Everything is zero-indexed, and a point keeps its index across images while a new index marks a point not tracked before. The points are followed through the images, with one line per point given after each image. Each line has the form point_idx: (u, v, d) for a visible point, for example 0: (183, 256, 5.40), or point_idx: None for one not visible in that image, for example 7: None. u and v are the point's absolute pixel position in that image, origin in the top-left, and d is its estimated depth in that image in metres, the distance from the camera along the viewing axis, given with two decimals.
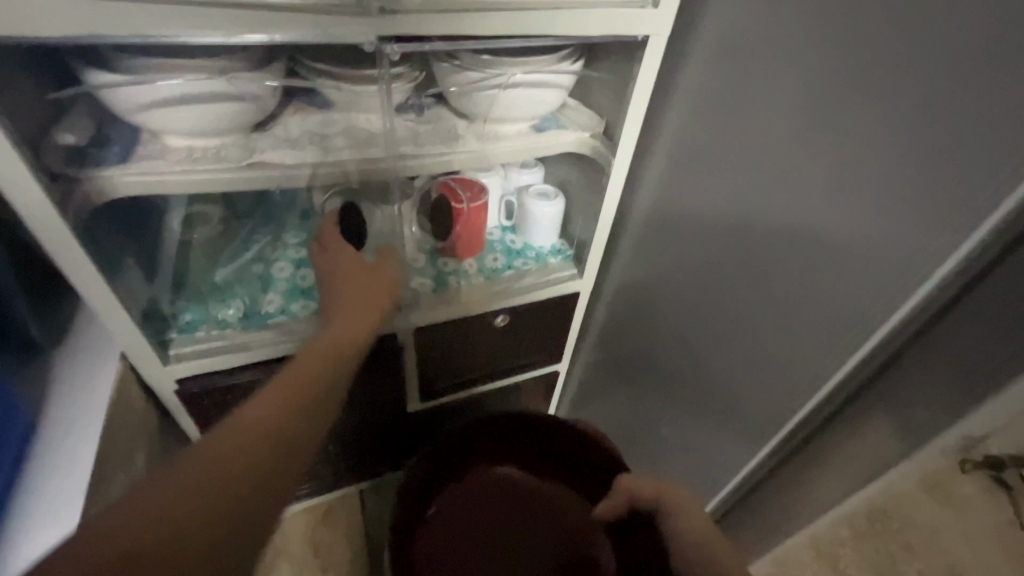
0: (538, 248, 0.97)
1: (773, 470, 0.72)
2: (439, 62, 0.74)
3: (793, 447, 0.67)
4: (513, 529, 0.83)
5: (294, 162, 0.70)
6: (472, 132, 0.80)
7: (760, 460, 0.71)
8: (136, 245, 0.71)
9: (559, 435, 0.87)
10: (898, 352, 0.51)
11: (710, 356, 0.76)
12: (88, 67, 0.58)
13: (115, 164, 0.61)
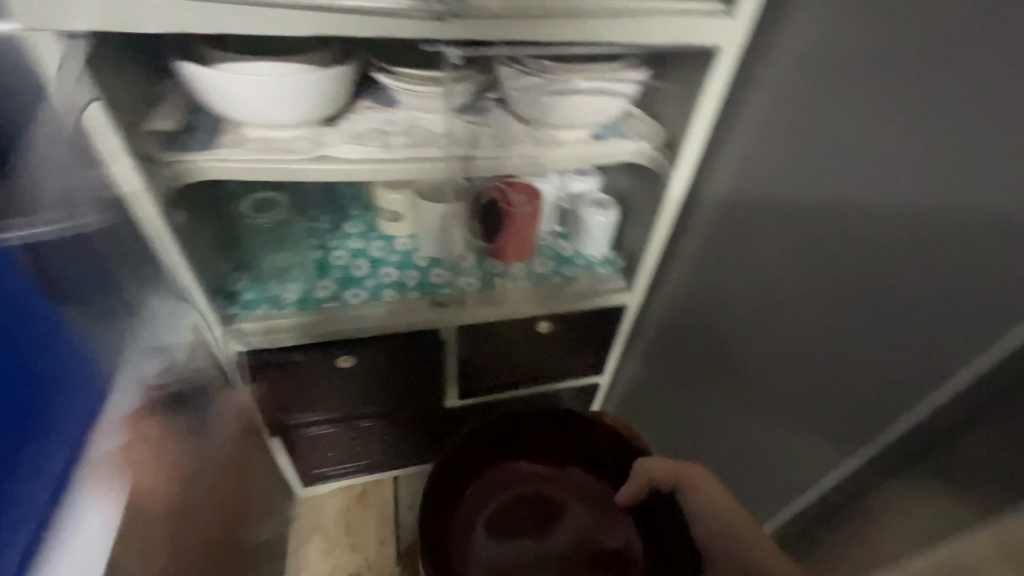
0: (588, 257, 0.96)
1: (820, 517, 0.66)
2: (502, 64, 0.73)
3: (845, 494, 0.61)
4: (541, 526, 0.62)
5: (358, 156, 0.73)
6: (531, 137, 0.80)
7: (807, 502, 0.66)
8: (212, 225, 0.79)
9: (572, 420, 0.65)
10: (974, 405, 0.46)
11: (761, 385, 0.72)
12: (179, 58, 0.63)
13: (199, 149, 0.66)
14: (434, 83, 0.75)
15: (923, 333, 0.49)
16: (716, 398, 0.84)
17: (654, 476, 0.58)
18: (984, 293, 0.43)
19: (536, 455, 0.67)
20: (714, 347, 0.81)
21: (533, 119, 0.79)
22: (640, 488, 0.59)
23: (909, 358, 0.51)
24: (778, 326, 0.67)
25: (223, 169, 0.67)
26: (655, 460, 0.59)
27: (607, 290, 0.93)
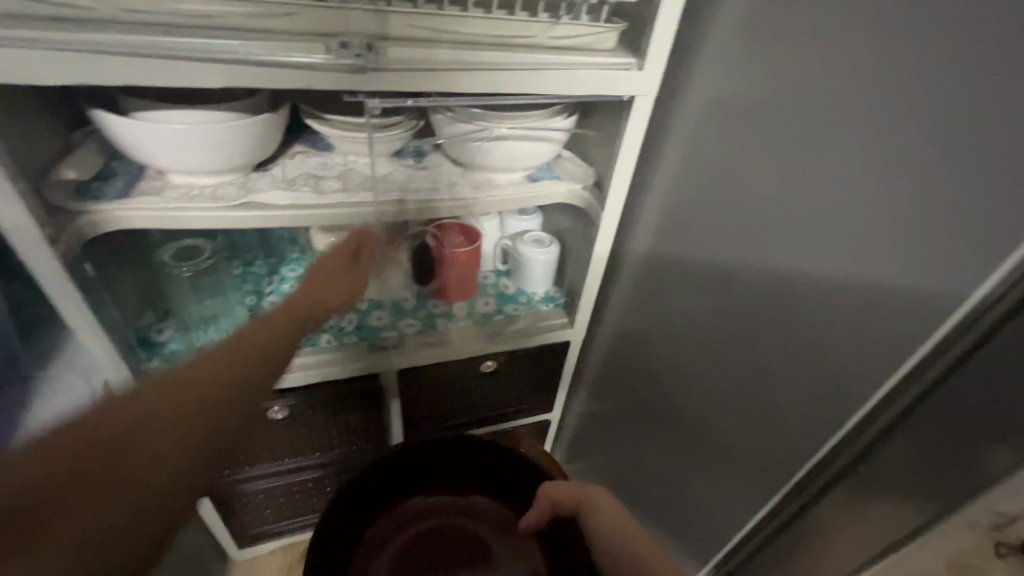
0: (529, 295, 0.97)
1: (763, 542, 0.67)
2: (435, 112, 0.76)
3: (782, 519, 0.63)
4: (441, 552, 0.65)
5: (287, 204, 0.72)
6: (467, 180, 0.82)
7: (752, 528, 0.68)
8: (130, 274, 0.75)
9: (473, 448, 0.66)
10: (886, 429, 0.48)
11: (697, 415, 0.73)
12: (94, 108, 0.62)
13: (114, 200, 0.64)
14: (367, 129, 0.76)
15: (832, 363, 0.51)
16: (658, 429, 0.84)
17: (556, 500, 0.59)
18: (876, 325, 0.46)
19: (443, 488, 0.69)
20: (654, 381, 0.82)
21: (466, 163, 0.81)
22: (542, 512, 0.60)
23: (823, 386, 0.53)
24: (707, 358, 0.69)
25: (138, 220, 0.65)
26: (558, 483, 0.59)
27: (550, 327, 0.94)
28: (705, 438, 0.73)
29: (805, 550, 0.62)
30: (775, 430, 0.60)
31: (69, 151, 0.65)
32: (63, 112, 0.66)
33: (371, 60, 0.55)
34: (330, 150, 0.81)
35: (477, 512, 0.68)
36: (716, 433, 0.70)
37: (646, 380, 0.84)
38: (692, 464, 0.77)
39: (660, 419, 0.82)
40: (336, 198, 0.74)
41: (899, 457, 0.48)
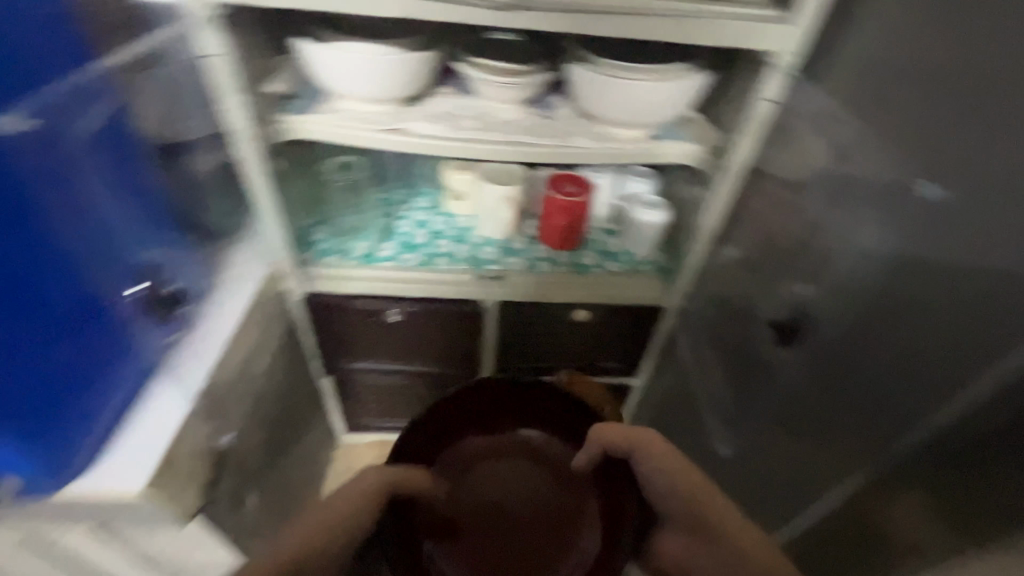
0: (632, 256, 0.98)
1: (817, 538, 0.62)
2: (571, 62, 0.80)
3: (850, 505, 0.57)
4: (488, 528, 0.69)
5: (429, 134, 0.82)
6: (591, 131, 0.85)
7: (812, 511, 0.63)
8: (302, 182, 0.92)
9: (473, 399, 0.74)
10: (1015, 420, 0.39)
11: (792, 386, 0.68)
12: (298, 36, 0.76)
13: (300, 113, 0.78)
14: (506, 74, 0.83)
15: (963, 334, 0.44)
16: (743, 405, 0.80)
17: (606, 440, 0.63)
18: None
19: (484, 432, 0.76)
20: (745, 360, 0.81)
21: (592, 115, 0.84)
22: (594, 452, 0.64)
23: (943, 362, 0.46)
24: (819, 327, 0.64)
25: (315, 131, 0.79)
26: (607, 425, 0.64)
27: (645, 291, 0.96)
28: (793, 414, 0.68)
29: (857, 545, 0.56)
30: (870, 410, 0.54)
31: (275, 71, 0.80)
32: (276, 39, 0.81)
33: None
34: (470, 94, 0.89)
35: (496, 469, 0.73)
36: (810, 409, 0.64)
37: (745, 351, 0.80)
38: (773, 440, 0.72)
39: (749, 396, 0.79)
40: (470, 135, 0.83)
41: (998, 461, 0.40)
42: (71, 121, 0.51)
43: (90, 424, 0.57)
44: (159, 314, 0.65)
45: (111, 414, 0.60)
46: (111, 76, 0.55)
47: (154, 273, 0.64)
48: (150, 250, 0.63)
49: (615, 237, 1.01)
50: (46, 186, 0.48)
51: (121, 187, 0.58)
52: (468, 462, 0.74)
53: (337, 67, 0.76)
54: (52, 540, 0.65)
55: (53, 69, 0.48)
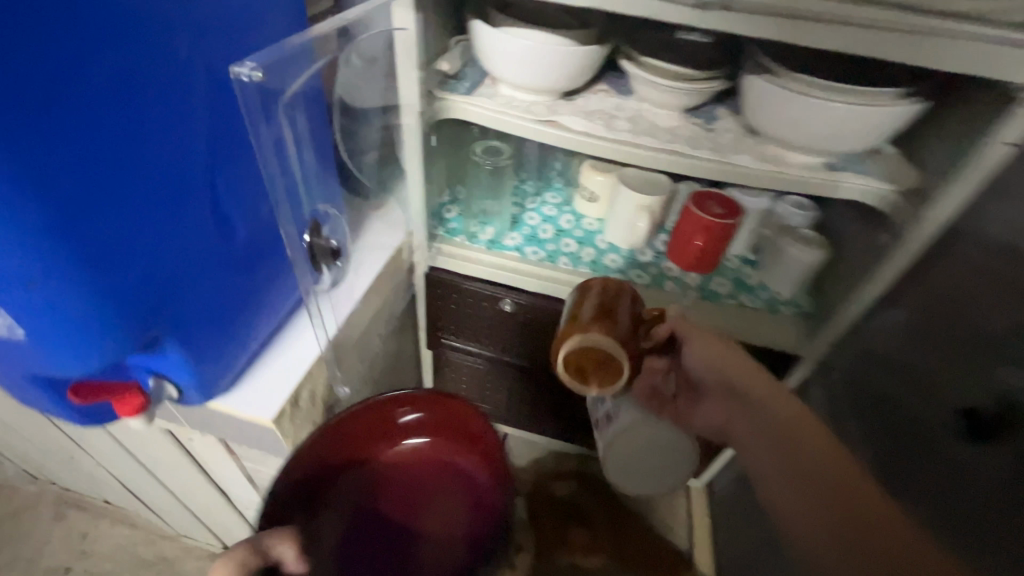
0: (772, 294, 0.89)
1: None
2: (756, 74, 0.72)
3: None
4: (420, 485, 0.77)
5: (580, 131, 0.80)
6: (756, 151, 0.77)
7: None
8: (447, 161, 0.95)
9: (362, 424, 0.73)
10: None
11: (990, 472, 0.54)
12: (473, 18, 0.77)
13: (461, 94, 0.79)
14: (673, 79, 0.78)
15: None
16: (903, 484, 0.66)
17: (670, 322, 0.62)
18: None
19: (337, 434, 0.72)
20: (910, 439, 0.67)
21: (765, 132, 0.76)
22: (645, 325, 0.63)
23: None
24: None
25: (472, 113, 0.80)
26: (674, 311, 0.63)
27: (781, 331, 0.85)
28: (986, 504, 0.53)
29: None
30: None
31: (445, 51, 0.83)
32: (453, 20, 0.83)
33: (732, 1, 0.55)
34: (629, 95, 0.86)
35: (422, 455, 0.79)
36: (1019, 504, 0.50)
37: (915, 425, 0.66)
38: (945, 523, 0.58)
39: (908, 481, 0.65)
40: (622, 137, 0.79)
41: None
42: (291, 78, 0.56)
43: (244, 346, 0.63)
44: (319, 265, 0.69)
45: (258, 341, 0.66)
46: (320, 45, 0.60)
47: (320, 226, 0.68)
48: (317, 206, 0.68)
49: (755, 268, 0.92)
50: (262, 134, 0.53)
51: (305, 142, 0.63)
52: (369, 485, 0.76)
53: (506, 52, 0.76)
54: (190, 435, 0.74)
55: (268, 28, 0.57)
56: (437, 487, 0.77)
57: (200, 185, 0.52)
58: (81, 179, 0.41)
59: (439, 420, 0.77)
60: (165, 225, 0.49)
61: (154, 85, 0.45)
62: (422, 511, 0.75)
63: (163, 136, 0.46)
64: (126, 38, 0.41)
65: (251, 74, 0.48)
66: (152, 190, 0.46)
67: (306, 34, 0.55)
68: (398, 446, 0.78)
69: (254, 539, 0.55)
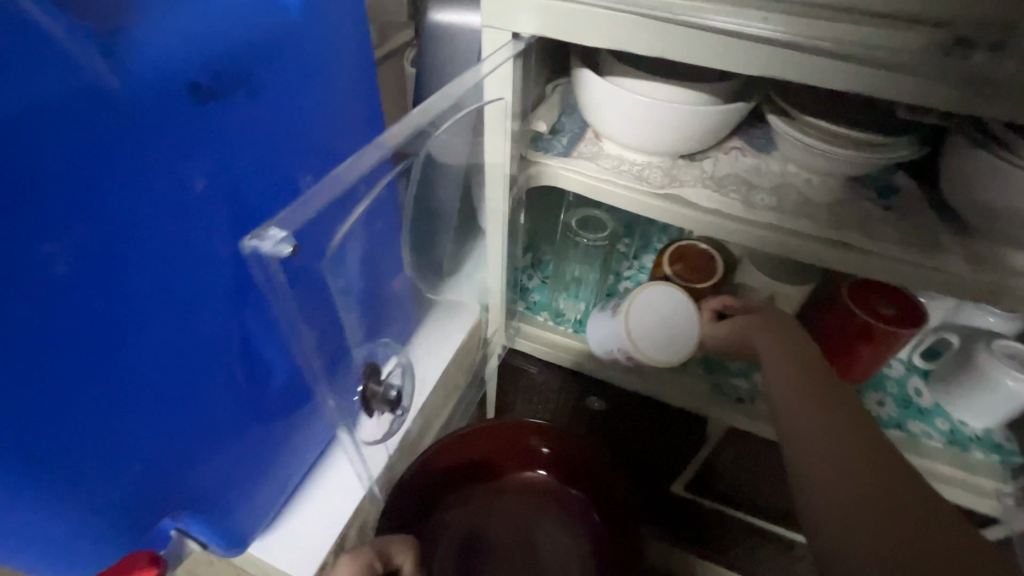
0: (953, 422, 0.69)
1: None
2: (978, 147, 0.50)
3: None
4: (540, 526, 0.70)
5: (709, 208, 0.62)
6: (963, 249, 0.56)
7: None
8: (533, 221, 0.80)
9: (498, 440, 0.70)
10: None
11: None
12: (580, 64, 0.62)
13: (559, 157, 0.64)
14: (846, 145, 0.58)
15: None
16: None
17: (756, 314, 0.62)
18: None
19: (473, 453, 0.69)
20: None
21: (978, 225, 0.55)
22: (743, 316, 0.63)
23: None
24: None
25: (570, 181, 0.64)
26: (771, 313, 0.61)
27: (966, 475, 0.65)
28: None
29: None
30: None
31: (540, 101, 0.68)
32: (552, 62, 0.68)
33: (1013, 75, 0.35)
34: (769, 152, 0.67)
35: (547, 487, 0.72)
36: None
37: None
38: None
39: None
40: (765, 218, 0.60)
41: None
42: (345, 208, 0.41)
43: (275, 489, 0.54)
44: (373, 411, 0.52)
45: (296, 475, 0.56)
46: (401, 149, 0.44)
47: (377, 367, 0.52)
48: (373, 340, 0.53)
49: (928, 382, 0.71)
50: (295, 305, 0.37)
51: (361, 264, 0.49)
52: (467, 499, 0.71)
53: (620, 109, 0.59)
54: None
55: (320, 105, 0.44)
56: (555, 530, 0.70)
57: (223, 331, 0.42)
58: (44, 393, 0.31)
59: (571, 461, 0.71)
60: (175, 397, 0.40)
61: (159, 232, 0.35)
62: (535, 551, 0.68)
63: (170, 295, 0.37)
64: (104, 195, 0.31)
65: (280, 247, 0.32)
66: (155, 363, 0.37)
67: (361, 157, 0.38)
68: (523, 471, 0.73)
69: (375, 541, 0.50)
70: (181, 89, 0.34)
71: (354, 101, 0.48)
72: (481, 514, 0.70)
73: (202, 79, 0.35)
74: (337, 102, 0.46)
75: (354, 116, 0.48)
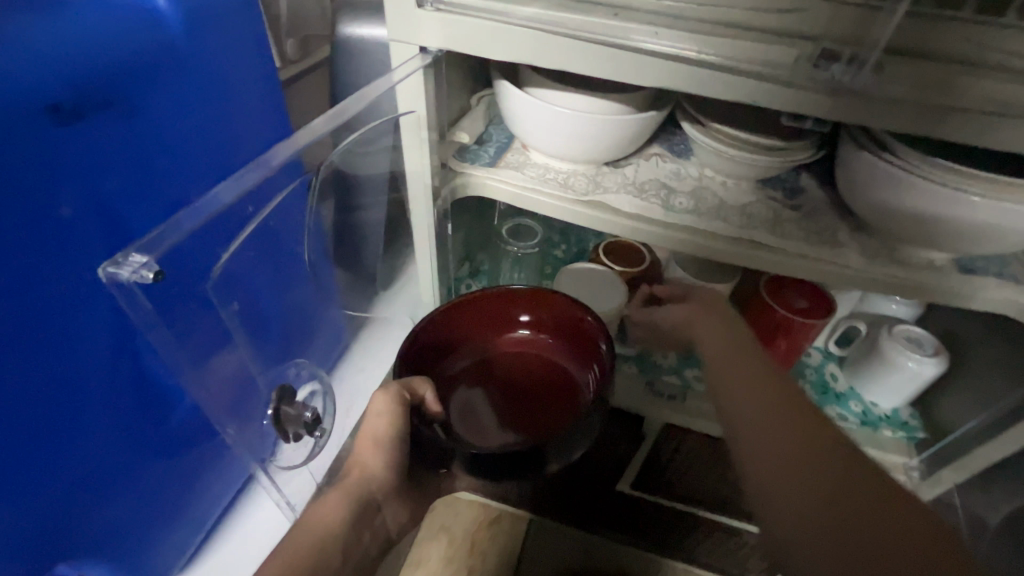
0: (867, 403, 0.73)
1: None
2: (862, 149, 0.55)
3: None
4: (541, 383, 0.63)
5: (631, 212, 0.64)
6: (857, 243, 0.60)
7: None
8: (468, 230, 0.80)
9: (490, 306, 0.64)
10: None
11: None
12: (500, 75, 0.63)
13: (485, 166, 0.65)
14: (751, 149, 0.61)
15: None
16: None
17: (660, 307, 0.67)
18: None
19: (471, 314, 0.63)
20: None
21: (868, 221, 0.59)
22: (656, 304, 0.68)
23: None
24: None
25: (496, 188, 0.65)
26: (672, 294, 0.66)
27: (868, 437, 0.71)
28: None
29: None
30: None
31: (465, 111, 0.69)
32: (475, 72, 0.69)
33: (870, 85, 0.38)
34: (687, 158, 0.70)
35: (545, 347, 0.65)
36: None
37: None
38: None
39: None
40: (683, 220, 0.62)
41: None
42: (234, 227, 0.42)
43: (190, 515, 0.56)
44: (288, 434, 0.49)
45: (218, 508, 0.60)
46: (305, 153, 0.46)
47: (291, 390, 0.50)
48: (286, 363, 0.51)
49: (843, 366, 0.76)
50: (173, 331, 0.37)
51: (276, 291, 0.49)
52: (465, 368, 0.64)
53: (537, 117, 0.61)
54: None
55: (200, 116, 0.45)
56: (555, 380, 0.63)
57: (111, 378, 0.44)
58: None
59: (546, 312, 0.63)
60: (62, 436, 0.42)
61: (22, 279, 0.36)
62: (537, 400, 0.62)
63: (41, 348, 0.39)
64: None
65: (141, 273, 0.32)
66: (31, 415, 0.39)
67: (234, 183, 0.37)
68: (511, 335, 0.66)
69: (405, 380, 0.52)
70: (38, 113, 0.34)
71: (240, 111, 0.48)
72: (480, 379, 0.64)
73: (62, 99, 0.35)
74: (217, 115, 0.46)
75: (243, 129, 0.49)
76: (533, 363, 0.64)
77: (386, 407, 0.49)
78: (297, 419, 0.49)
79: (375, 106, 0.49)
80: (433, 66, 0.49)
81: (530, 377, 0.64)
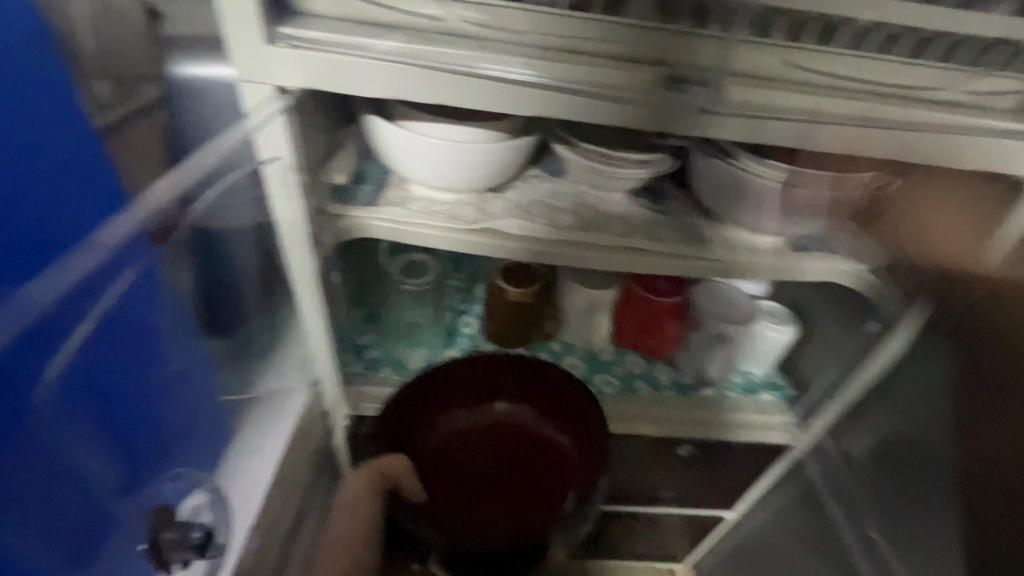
0: (746, 373, 0.83)
1: None
2: (707, 154, 0.62)
3: None
4: (519, 455, 0.67)
5: (521, 235, 0.64)
6: (718, 238, 0.67)
7: None
8: (353, 277, 0.75)
9: (475, 375, 0.67)
10: None
11: None
12: (366, 109, 0.60)
13: (366, 205, 0.61)
14: (619, 164, 0.66)
15: None
16: None
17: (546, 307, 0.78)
18: None
19: (458, 386, 0.67)
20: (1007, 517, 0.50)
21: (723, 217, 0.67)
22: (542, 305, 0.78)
23: None
24: None
25: (380, 228, 0.61)
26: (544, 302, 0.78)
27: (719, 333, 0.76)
28: None
29: None
30: None
31: (333, 150, 0.64)
32: (337, 109, 0.65)
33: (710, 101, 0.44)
34: (562, 176, 0.72)
35: (527, 415, 0.69)
36: None
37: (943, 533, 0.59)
38: None
39: None
40: (571, 237, 0.65)
41: None
42: (60, 337, 0.36)
43: None
44: (171, 562, 0.43)
45: None
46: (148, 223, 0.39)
47: (171, 509, 0.44)
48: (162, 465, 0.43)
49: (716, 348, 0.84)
50: None
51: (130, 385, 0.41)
52: (453, 443, 0.67)
53: (410, 149, 0.59)
54: None
55: None
56: (537, 449, 0.67)
57: None
58: None
59: (525, 384, 0.67)
60: None
61: None
62: (513, 472, 0.65)
63: None
64: None
65: None
66: None
67: (53, 280, 0.35)
68: (496, 402, 0.69)
69: (380, 465, 0.54)
70: None
71: None
72: (461, 450, 0.67)
73: None
74: None
75: None
76: (515, 431, 0.68)
77: (360, 490, 0.52)
78: (179, 544, 0.43)
79: (232, 157, 0.43)
80: (293, 106, 0.45)
81: (510, 447, 0.67)
